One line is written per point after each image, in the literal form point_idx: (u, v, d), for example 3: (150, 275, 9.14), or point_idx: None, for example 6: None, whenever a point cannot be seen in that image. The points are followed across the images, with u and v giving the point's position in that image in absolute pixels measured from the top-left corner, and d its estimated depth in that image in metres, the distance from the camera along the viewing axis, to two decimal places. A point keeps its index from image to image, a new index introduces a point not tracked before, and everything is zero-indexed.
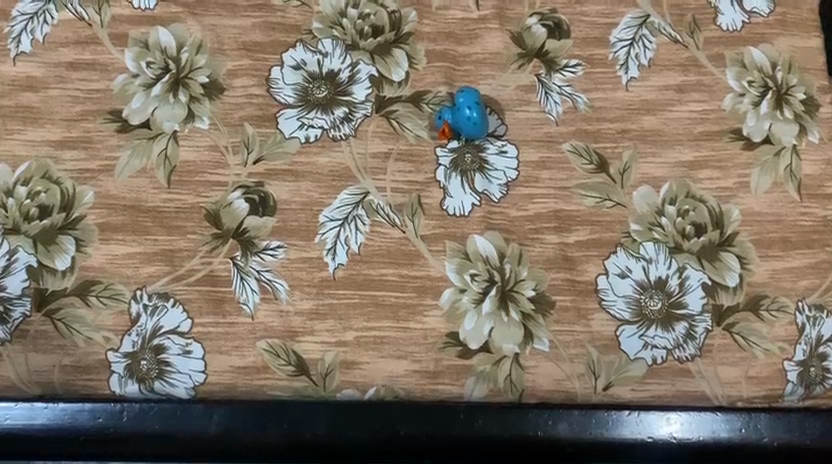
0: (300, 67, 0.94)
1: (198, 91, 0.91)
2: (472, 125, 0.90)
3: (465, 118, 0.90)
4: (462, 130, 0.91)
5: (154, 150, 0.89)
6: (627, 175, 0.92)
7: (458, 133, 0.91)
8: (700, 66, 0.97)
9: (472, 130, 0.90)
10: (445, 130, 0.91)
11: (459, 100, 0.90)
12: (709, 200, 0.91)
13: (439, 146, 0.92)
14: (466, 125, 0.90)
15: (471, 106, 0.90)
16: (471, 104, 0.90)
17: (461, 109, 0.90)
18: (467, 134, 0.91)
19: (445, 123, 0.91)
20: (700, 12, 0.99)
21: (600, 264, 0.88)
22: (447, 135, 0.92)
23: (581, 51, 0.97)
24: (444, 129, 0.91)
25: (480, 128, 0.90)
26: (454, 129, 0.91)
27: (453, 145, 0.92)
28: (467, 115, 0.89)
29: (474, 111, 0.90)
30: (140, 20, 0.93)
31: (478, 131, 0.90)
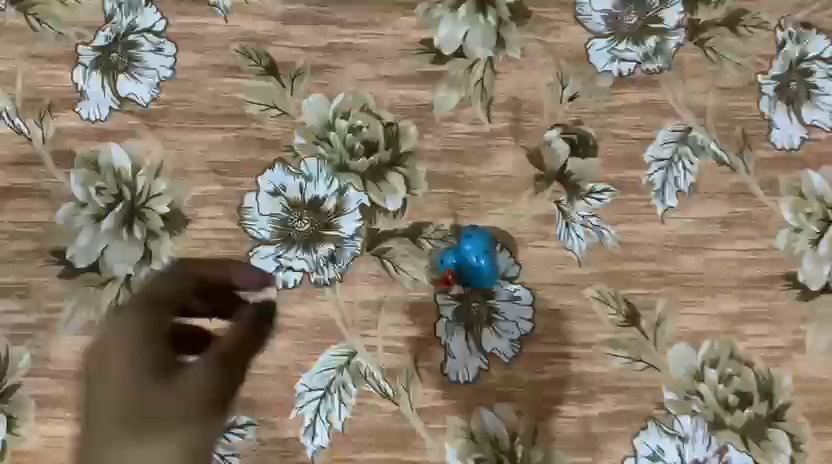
0: (279, 194, 0.79)
1: (157, 225, 0.77)
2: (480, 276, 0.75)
3: (471, 268, 0.74)
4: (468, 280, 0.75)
5: (103, 300, 0.75)
6: (662, 330, 0.79)
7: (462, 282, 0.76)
8: (749, 194, 0.82)
9: (481, 282, 0.75)
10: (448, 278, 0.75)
11: (464, 244, 0.75)
12: (756, 363, 0.78)
13: (440, 293, 0.77)
14: (472, 276, 0.75)
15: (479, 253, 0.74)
16: (480, 253, 0.74)
17: (467, 257, 0.74)
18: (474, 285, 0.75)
19: (447, 271, 0.75)
20: (752, 125, 0.84)
21: (627, 443, 0.76)
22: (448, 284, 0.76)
23: (609, 172, 0.82)
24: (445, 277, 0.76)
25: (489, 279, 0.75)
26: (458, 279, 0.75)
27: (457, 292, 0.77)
28: (474, 265, 0.74)
29: (483, 260, 0.74)
30: (90, 135, 0.79)
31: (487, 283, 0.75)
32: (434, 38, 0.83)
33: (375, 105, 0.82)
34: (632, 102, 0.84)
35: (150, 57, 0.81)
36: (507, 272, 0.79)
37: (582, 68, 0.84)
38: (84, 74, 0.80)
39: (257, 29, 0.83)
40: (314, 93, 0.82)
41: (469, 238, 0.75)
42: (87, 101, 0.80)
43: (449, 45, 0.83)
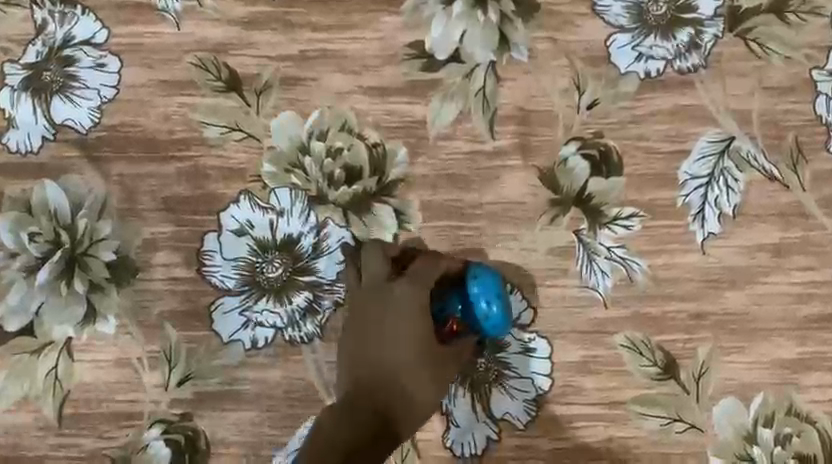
0: (245, 233, 0.67)
1: (102, 276, 0.65)
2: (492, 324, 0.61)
3: (481, 315, 0.60)
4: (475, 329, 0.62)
5: (41, 368, 0.63)
6: (705, 383, 0.66)
7: (470, 332, 0.62)
8: (805, 215, 0.69)
9: (492, 329, 0.61)
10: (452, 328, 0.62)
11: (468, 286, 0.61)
12: (820, 419, 0.66)
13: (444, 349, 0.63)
14: (482, 324, 0.61)
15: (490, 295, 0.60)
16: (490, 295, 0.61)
17: (476, 303, 0.60)
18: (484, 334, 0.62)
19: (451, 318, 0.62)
20: (806, 132, 0.71)
21: None
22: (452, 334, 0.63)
23: (638, 194, 0.69)
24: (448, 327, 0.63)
25: (503, 325, 0.61)
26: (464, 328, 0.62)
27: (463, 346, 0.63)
28: (485, 311, 0.60)
29: (495, 303, 0.60)
30: (20, 171, 0.67)
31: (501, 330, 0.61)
32: (424, 41, 0.70)
33: (357, 123, 0.69)
34: (662, 108, 0.71)
35: (90, 75, 0.69)
36: (519, 318, 0.67)
37: (602, 70, 0.71)
38: (12, 98, 0.68)
39: (216, 36, 0.70)
40: (284, 110, 0.69)
41: (473, 278, 0.61)
42: (16, 130, 0.68)
43: (442, 48, 0.70)
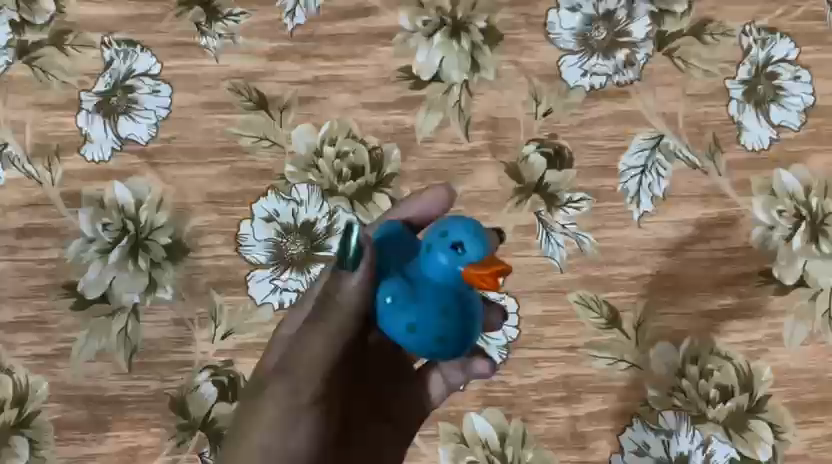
0: (272, 219, 0.84)
1: (161, 255, 0.83)
2: (437, 338, 0.53)
3: (467, 314, 0.54)
4: (436, 282, 0.53)
5: (114, 328, 0.80)
6: (644, 330, 0.82)
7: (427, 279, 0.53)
8: (722, 195, 0.85)
9: (417, 324, 0.53)
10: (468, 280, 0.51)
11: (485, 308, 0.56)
12: (736, 356, 0.81)
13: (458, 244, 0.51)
14: (449, 313, 0.53)
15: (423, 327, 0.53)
16: (414, 324, 0.53)
17: (416, 315, 0.53)
18: (419, 308, 0.53)
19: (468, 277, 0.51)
20: (721, 129, 0.87)
21: (614, 440, 0.79)
22: (438, 257, 0.52)
23: (586, 182, 0.86)
24: (475, 262, 0.51)
25: (407, 343, 0.54)
26: (455, 280, 0.52)
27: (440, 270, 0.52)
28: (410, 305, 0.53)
29: (470, 343, 0.55)
30: (96, 175, 0.85)
31: (402, 336, 0.54)
32: (412, 65, 0.88)
33: (360, 131, 0.87)
34: (605, 114, 0.88)
35: (147, 99, 0.87)
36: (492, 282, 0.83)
37: (555, 85, 0.89)
38: (87, 119, 0.86)
39: (247, 67, 0.88)
40: (301, 123, 0.87)
41: (452, 331, 0.53)
42: (90, 143, 0.86)
43: (427, 70, 0.88)
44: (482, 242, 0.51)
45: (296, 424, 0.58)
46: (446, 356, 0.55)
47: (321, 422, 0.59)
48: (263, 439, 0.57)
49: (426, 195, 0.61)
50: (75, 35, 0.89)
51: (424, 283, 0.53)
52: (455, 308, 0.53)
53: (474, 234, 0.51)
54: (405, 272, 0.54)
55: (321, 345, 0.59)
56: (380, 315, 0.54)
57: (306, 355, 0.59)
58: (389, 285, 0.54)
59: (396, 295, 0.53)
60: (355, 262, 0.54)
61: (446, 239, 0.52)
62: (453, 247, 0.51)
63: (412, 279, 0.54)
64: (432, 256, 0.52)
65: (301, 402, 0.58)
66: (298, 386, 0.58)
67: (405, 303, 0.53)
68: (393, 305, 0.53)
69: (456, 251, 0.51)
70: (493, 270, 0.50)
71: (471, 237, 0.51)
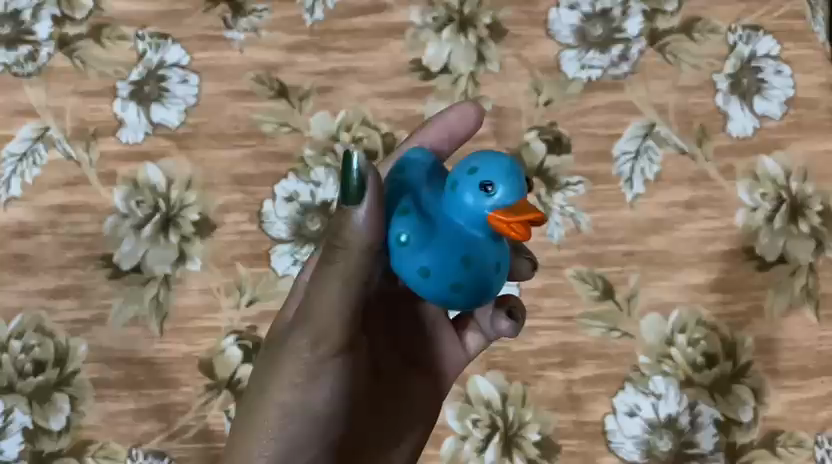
0: (293, 199, 0.91)
1: (190, 230, 0.90)
2: (452, 287, 0.53)
3: (490, 262, 0.54)
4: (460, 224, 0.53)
5: (146, 296, 0.87)
6: (635, 302, 0.88)
7: (452, 221, 0.53)
8: (709, 179, 0.92)
9: (430, 268, 0.53)
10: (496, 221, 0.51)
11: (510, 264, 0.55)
12: (721, 327, 0.88)
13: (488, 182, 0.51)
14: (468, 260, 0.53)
15: (440, 272, 0.53)
16: (430, 268, 0.53)
17: (435, 259, 0.53)
18: (435, 252, 0.53)
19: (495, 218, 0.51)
20: (709, 118, 0.94)
21: (607, 403, 0.85)
22: (466, 197, 0.52)
23: (582, 166, 0.93)
24: (504, 206, 0.51)
25: (421, 287, 0.54)
26: (480, 225, 0.52)
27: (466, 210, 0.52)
28: (428, 248, 0.53)
29: (487, 296, 0.55)
30: (130, 156, 0.92)
31: (415, 279, 0.54)
32: (422, 58, 0.95)
33: (373, 118, 0.94)
34: (601, 104, 0.95)
35: (178, 88, 0.94)
36: None
37: (554, 76, 0.96)
38: (122, 105, 0.94)
39: (269, 59, 0.95)
40: (319, 111, 0.94)
41: (470, 278, 0.53)
42: (125, 127, 0.93)
43: (436, 62, 0.95)
44: (515, 186, 0.51)
45: (317, 382, 0.60)
46: (458, 307, 0.54)
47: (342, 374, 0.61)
48: (288, 401, 0.60)
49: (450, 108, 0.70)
50: (111, 28, 0.96)
51: (444, 225, 0.53)
52: (477, 255, 0.53)
53: (508, 175, 0.51)
54: (424, 211, 0.54)
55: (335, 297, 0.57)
56: (393, 253, 0.54)
57: (319, 304, 0.58)
58: (404, 222, 0.54)
59: (413, 236, 0.53)
60: (360, 194, 0.54)
61: (476, 177, 0.51)
62: (483, 185, 0.51)
63: (431, 218, 0.54)
64: (456, 193, 0.52)
65: (317, 360, 0.60)
66: (318, 341, 0.59)
67: (420, 243, 0.53)
68: (408, 246, 0.53)
69: (487, 193, 0.51)
70: (522, 216, 0.50)
71: (502, 177, 0.51)
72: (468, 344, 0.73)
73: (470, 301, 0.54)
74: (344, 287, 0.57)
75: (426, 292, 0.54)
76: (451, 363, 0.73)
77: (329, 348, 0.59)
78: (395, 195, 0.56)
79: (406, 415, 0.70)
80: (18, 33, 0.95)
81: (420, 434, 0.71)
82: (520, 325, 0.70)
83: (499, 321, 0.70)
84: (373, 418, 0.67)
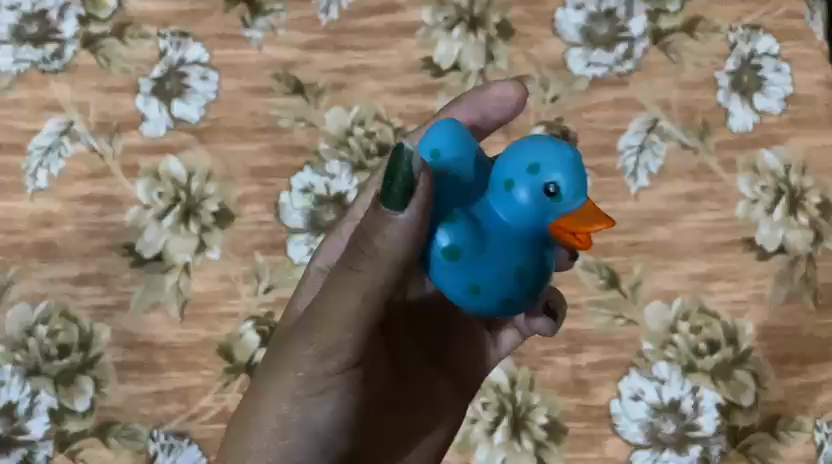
0: (308, 190, 0.94)
1: (209, 220, 0.93)
2: (503, 300, 0.53)
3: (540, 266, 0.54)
4: (514, 231, 0.52)
5: (167, 283, 0.91)
6: (639, 290, 0.91)
7: (507, 227, 0.52)
8: (710, 172, 0.95)
9: (481, 283, 0.52)
10: (565, 229, 0.51)
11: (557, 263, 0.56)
12: (722, 315, 0.90)
13: (553, 188, 0.51)
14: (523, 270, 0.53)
15: (491, 282, 0.52)
16: (483, 279, 0.52)
17: (488, 268, 0.52)
18: (487, 261, 0.52)
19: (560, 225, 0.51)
20: (710, 114, 0.97)
21: (613, 387, 0.88)
22: (527, 202, 0.51)
23: (588, 160, 0.96)
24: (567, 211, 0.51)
25: (470, 298, 0.53)
26: (537, 230, 0.52)
27: (527, 219, 0.52)
28: (478, 258, 0.52)
29: (535, 298, 0.55)
30: (151, 150, 0.95)
31: (466, 290, 0.53)
32: (433, 56, 0.99)
33: (386, 113, 0.97)
34: (606, 100, 0.98)
35: (198, 84, 0.97)
36: None
37: (561, 74, 0.99)
38: (144, 100, 0.97)
39: (286, 56, 0.99)
40: (334, 106, 0.97)
41: (522, 284, 0.53)
42: (147, 122, 0.96)
43: (446, 60, 0.99)
44: (577, 188, 0.51)
45: (322, 398, 0.58)
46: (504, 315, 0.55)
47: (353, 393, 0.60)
48: (291, 419, 0.59)
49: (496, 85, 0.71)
50: (134, 27, 1.00)
51: (497, 233, 0.52)
52: (533, 259, 0.53)
53: (571, 178, 0.51)
54: (471, 216, 0.53)
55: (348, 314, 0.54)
56: (440, 266, 0.53)
57: (331, 321, 0.55)
58: (451, 230, 0.52)
59: (463, 245, 0.52)
60: (403, 196, 0.50)
61: (535, 184, 0.51)
62: (545, 193, 0.51)
63: (480, 225, 0.52)
64: (515, 196, 0.51)
65: (322, 373, 0.57)
66: (324, 354, 0.56)
67: (470, 254, 0.52)
68: (459, 256, 0.52)
69: (551, 197, 0.51)
70: (595, 224, 0.50)
71: (565, 182, 0.50)
72: (499, 340, 0.74)
73: (522, 305, 0.54)
74: (364, 303, 0.54)
75: (477, 303, 0.54)
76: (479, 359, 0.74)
77: (337, 366, 0.57)
78: (439, 197, 0.52)
79: (425, 419, 0.69)
80: (45, 32, 0.99)
81: (442, 440, 0.71)
82: (559, 323, 0.67)
83: (534, 320, 0.67)
84: (389, 427, 0.66)
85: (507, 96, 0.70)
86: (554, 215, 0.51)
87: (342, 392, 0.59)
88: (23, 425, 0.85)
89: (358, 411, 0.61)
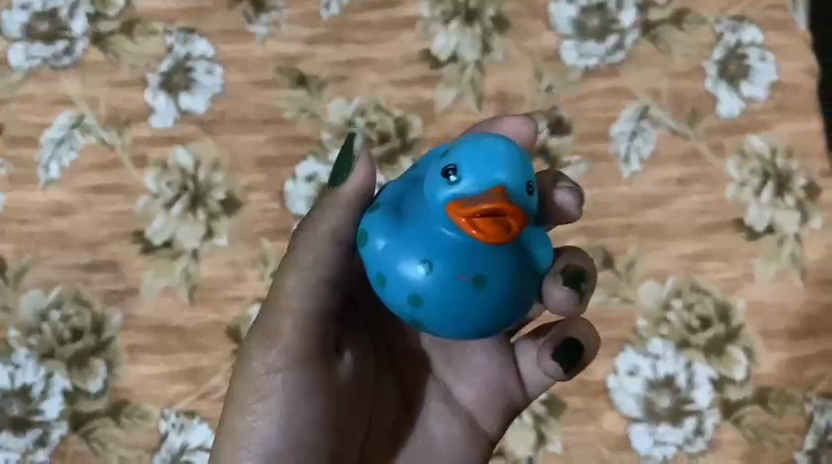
0: (312, 179, 0.97)
1: (217, 208, 0.96)
2: (411, 295, 0.56)
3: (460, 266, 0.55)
4: (432, 223, 0.55)
5: (176, 269, 0.93)
6: (634, 270, 0.94)
7: (425, 219, 0.56)
8: (700, 157, 0.99)
9: (388, 272, 0.56)
10: (458, 209, 0.52)
11: (499, 284, 0.56)
12: (714, 292, 0.94)
13: (452, 173, 0.54)
14: (429, 263, 0.55)
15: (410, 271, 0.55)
16: (398, 266, 0.56)
17: (405, 258, 0.55)
18: (404, 250, 0.56)
19: (454, 206, 0.53)
20: (699, 101, 1.01)
21: (609, 363, 0.91)
22: (429, 189, 0.55)
23: (582, 147, 0.99)
24: (464, 198, 0.53)
25: (390, 288, 0.56)
26: (446, 223, 0.55)
27: (434, 204, 0.55)
28: (397, 247, 0.56)
29: (463, 302, 0.55)
30: (160, 141, 0.98)
31: (386, 279, 0.56)
32: (431, 49, 1.02)
33: (387, 104, 1.01)
34: (598, 89, 1.02)
35: (204, 78, 1.01)
36: None
37: (555, 65, 1.03)
38: (153, 94, 1.00)
39: (289, 51, 1.02)
40: (336, 98, 1.01)
41: (440, 278, 0.55)
42: (156, 115, 0.99)
43: (444, 52, 1.02)
44: (478, 174, 0.53)
45: (272, 377, 0.63)
46: (427, 321, 0.57)
47: (307, 378, 0.64)
48: (251, 419, 0.64)
49: (507, 120, 0.68)
50: (142, 24, 1.03)
51: (413, 225, 0.56)
52: (446, 255, 0.55)
53: (476, 168, 0.53)
54: (398, 210, 0.58)
55: (289, 299, 0.64)
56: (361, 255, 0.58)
57: (278, 307, 0.64)
58: (374, 219, 0.58)
59: (382, 233, 0.57)
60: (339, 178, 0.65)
61: (441, 168, 0.55)
62: (447, 175, 0.54)
63: (403, 217, 0.57)
64: (426, 184, 0.56)
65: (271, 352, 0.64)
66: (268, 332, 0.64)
67: (389, 238, 0.56)
68: (378, 240, 0.57)
69: (449, 182, 0.54)
70: (483, 205, 0.52)
71: (465, 164, 0.54)
72: (525, 376, 0.71)
73: (444, 306, 0.55)
74: (301, 278, 0.64)
75: (398, 294, 0.56)
76: (503, 393, 0.70)
77: (284, 352, 0.63)
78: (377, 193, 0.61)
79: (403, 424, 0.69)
80: (56, 29, 1.02)
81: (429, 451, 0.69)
82: (568, 372, 0.64)
83: (545, 363, 0.64)
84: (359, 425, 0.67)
85: (516, 136, 0.68)
86: (453, 196, 0.53)
87: (293, 378, 0.63)
88: (38, 406, 0.89)
89: (307, 394, 0.64)
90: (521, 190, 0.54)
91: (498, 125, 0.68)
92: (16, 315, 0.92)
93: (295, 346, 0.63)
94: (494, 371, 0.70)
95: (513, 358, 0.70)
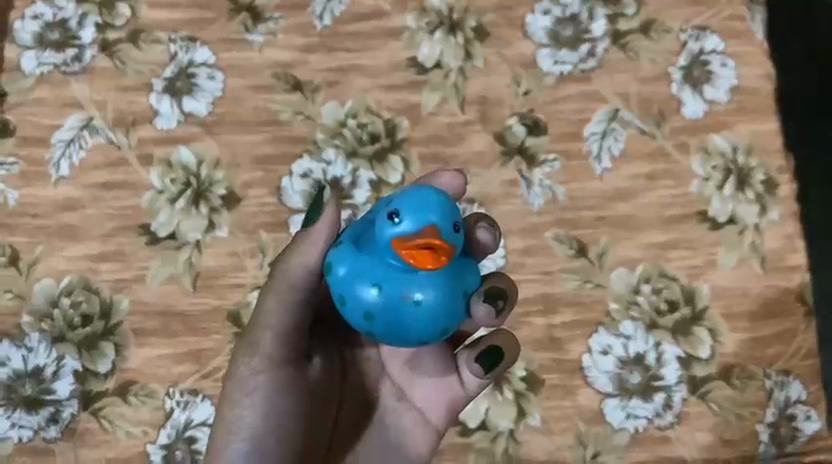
0: (307, 176, 1.04)
1: (218, 203, 1.03)
2: (365, 313, 0.65)
3: (405, 291, 0.64)
4: (382, 254, 0.65)
5: (180, 259, 1.00)
6: (606, 258, 1.02)
7: (376, 251, 0.65)
8: (667, 154, 1.07)
9: (346, 294, 0.66)
10: (400, 246, 0.63)
11: (436, 303, 0.64)
12: (680, 278, 1.01)
13: (395, 214, 0.64)
14: (379, 286, 0.64)
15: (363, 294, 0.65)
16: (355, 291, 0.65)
17: (360, 283, 0.65)
18: (359, 277, 0.65)
19: (395, 243, 0.63)
20: (666, 103, 1.09)
21: (584, 343, 0.98)
22: (378, 228, 0.64)
23: (558, 145, 1.07)
24: (405, 237, 0.63)
25: (349, 309, 0.66)
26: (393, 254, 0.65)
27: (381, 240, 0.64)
28: (356, 274, 0.65)
29: (409, 320, 0.65)
30: (164, 141, 1.05)
31: (346, 301, 0.66)
32: (418, 56, 1.10)
33: (377, 107, 1.08)
34: (572, 93, 1.10)
35: (206, 83, 1.08)
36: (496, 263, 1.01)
37: (532, 71, 1.11)
38: (157, 98, 1.07)
39: (285, 58, 1.10)
40: (329, 101, 1.08)
41: (388, 301, 0.64)
42: (160, 117, 1.06)
43: (429, 59, 1.10)
44: (417, 216, 0.63)
45: (255, 378, 0.72)
46: (379, 334, 0.66)
47: (284, 382, 0.72)
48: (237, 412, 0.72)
49: (443, 173, 0.74)
50: (147, 33, 1.10)
51: (368, 255, 0.66)
52: (394, 282, 0.65)
53: (413, 210, 0.63)
54: (358, 245, 0.67)
55: (268, 314, 0.72)
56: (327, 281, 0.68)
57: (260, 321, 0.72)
58: (338, 251, 0.67)
59: (344, 263, 0.66)
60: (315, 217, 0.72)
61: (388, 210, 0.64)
62: (391, 217, 0.64)
63: (362, 251, 0.66)
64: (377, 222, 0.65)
65: (254, 357, 0.72)
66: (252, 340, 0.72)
67: (348, 267, 0.66)
68: (339, 269, 0.66)
69: (393, 223, 0.63)
70: (420, 242, 0.62)
71: (406, 207, 0.64)
72: (466, 379, 0.75)
73: (393, 323, 0.65)
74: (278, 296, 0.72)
75: (354, 313, 0.66)
76: (448, 395, 0.76)
77: (265, 357, 0.71)
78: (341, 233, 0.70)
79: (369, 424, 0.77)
80: (66, 38, 1.09)
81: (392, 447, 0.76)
82: (490, 373, 0.73)
83: (472, 364, 0.73)
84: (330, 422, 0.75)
85: (447, 188, 0.74)
86: (396, 234, 0.63)
87: (272, 379, 0.72)
88: (50, 386, 0.94)
89: (283, 393, 0.71)
90: (450, 228, 0.64)
91: (436, 177, 0.74)
92: (28, 302, 0.98)
93: (272, 353, 0.71)
94: (439, 378, 0.76)
95: (456, 364, 0.75)
